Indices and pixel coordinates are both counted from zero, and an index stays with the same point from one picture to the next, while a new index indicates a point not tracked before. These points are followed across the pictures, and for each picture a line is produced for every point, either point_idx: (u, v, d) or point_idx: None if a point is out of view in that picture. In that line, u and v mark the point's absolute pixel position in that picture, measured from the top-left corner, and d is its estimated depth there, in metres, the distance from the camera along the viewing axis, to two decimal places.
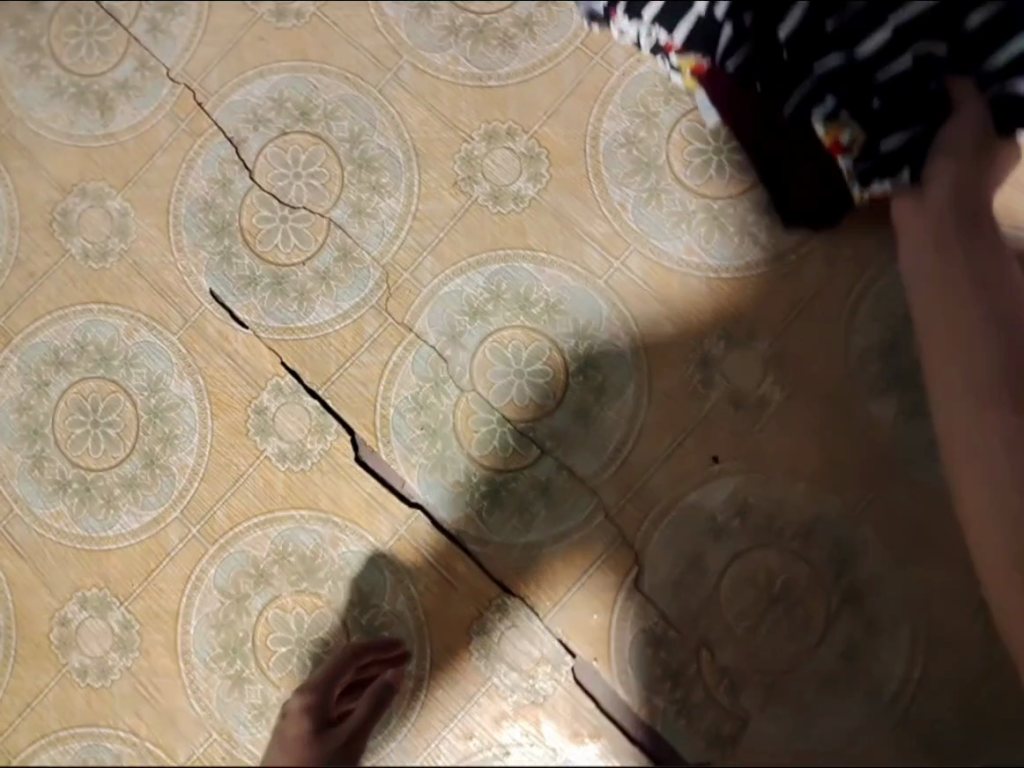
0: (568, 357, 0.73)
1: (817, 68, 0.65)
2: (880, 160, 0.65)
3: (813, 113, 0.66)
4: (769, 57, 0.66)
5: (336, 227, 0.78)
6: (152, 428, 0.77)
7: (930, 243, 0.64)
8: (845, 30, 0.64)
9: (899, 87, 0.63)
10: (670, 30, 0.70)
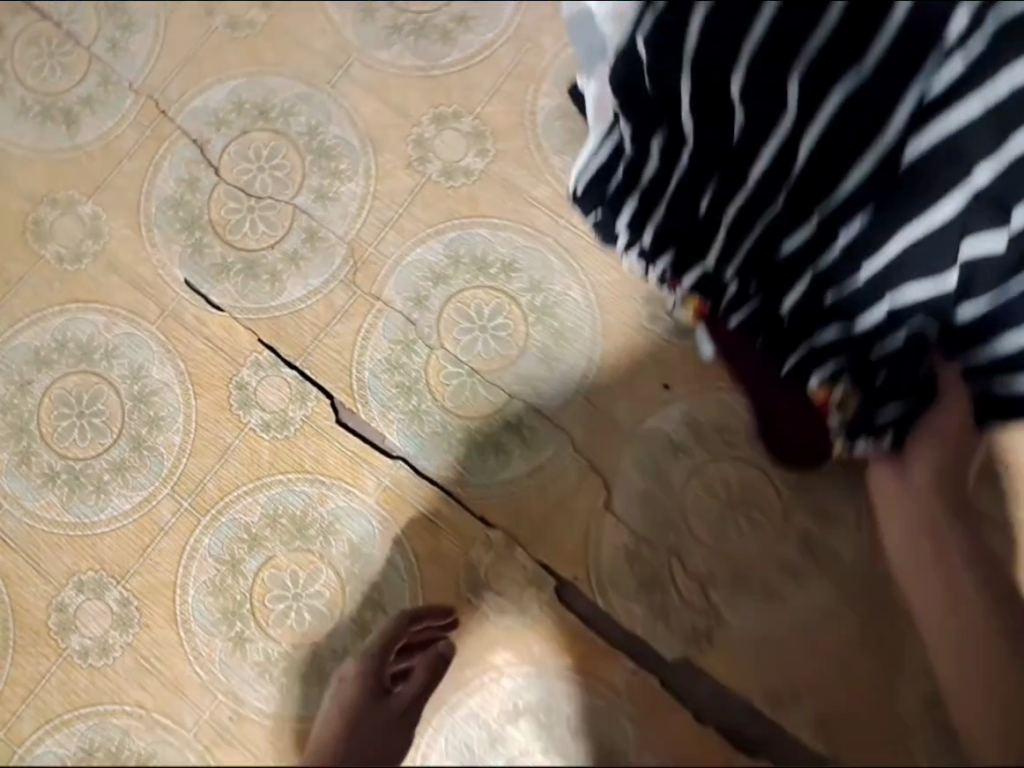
0: (526, 310, 0.80)
1: (813, 348, 0.56)
2: (876, 431, 0.57)
3: (812, 376, 0.57)
4: (764, 334, 0.58)
5: (301, 212, 0.84)
6: (137, 413, 0.80)
7: (918, 527, 0.63)
8: (850, 303, 0.52)
9: (899, 362, 0.53)
10: (676, 274, 0.61)
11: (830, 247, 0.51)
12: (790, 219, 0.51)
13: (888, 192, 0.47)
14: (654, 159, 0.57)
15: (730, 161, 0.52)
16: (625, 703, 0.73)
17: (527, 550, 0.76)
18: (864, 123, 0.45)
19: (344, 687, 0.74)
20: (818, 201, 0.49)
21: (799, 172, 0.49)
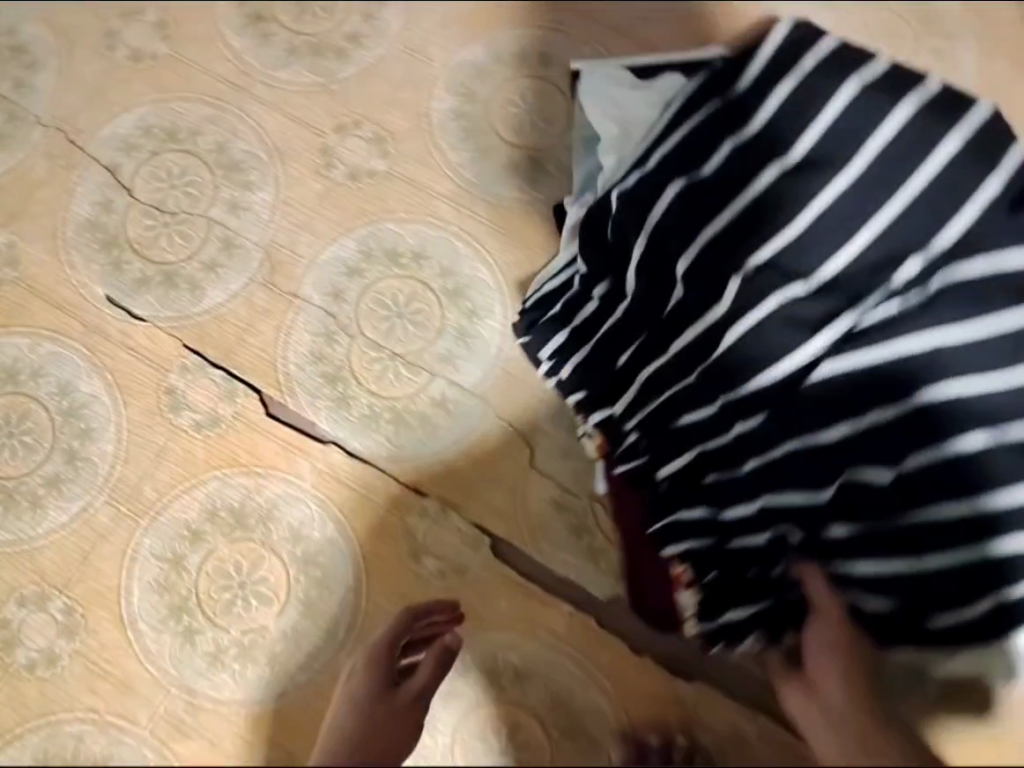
0: (439, 294, 0.86)
1: (678, 516, 0.72)
2: (721, 627, 0.71)
3: (665, 548, 0.73)
4: (648, 490, 0.75)
5: (216, 223, 0.88)
6: (68, 428, 0.82)
7: (831, 656, 0.65)
8: (722, 486, 0.69)
9: (751, 558, 0.69)
10: (587, 411, 0.78)
11: (714, 433, 0.69)
12: (667, 368, 0.71)
13: (762, 365, 0.65)
14: (594, 302, 0.77)
15: (646, 323, 0.73)
16: (564, 643, 0.78)
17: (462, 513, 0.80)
18: (745, 312, 0.65)
19: (353, 687, 0.75)
20: (691, 362, 0.69)
21: (676, 360, 0.70)
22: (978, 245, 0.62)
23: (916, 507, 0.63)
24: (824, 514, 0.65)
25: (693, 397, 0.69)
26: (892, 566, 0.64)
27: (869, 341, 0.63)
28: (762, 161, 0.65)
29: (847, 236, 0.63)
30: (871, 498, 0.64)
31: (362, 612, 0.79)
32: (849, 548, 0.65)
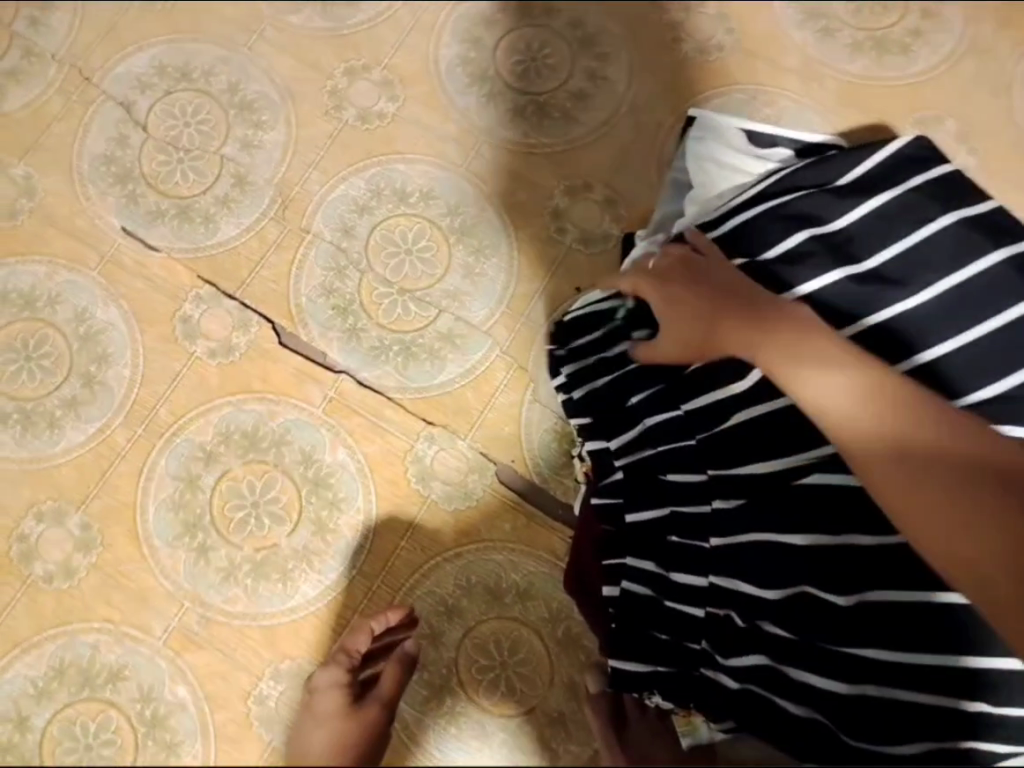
0: (447, 232, 0.89)
1: (630, 560, 0.72)
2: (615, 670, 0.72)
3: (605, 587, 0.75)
4: (613, 531, 0.75)
5: (228, 161, 0.91)
6: (84, 353, 0.86)
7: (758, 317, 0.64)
8: (682, 551, 0.69)
9: (682, 620, 0.69)
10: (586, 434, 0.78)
11: (692, 501, 0.68)
12: (666, 427, 0.70)
13: (766, 438, 0.64)
14: (626, 342, 0.76)
15: (666, 375, 0.71)
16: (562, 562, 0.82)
17: (469, 438, 0.84)
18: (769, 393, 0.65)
19: (316, 715, 0.65)
20: (691, 423, 0.69)
21: (669, 417, 0.70)
22: (1019, 412, 0.64)
23: (874, 640, 0.58)
24: (767, 609, 0.62)
25: (679, 448, 0.69)
26: (831, 682, 0.60)
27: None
28: (835, 262, 0.68)
29: (894, 359, 0.66)
30: (832, 607, 0.60)
31: (374, 531, 0.82)
32: (782, 651, 0.61)
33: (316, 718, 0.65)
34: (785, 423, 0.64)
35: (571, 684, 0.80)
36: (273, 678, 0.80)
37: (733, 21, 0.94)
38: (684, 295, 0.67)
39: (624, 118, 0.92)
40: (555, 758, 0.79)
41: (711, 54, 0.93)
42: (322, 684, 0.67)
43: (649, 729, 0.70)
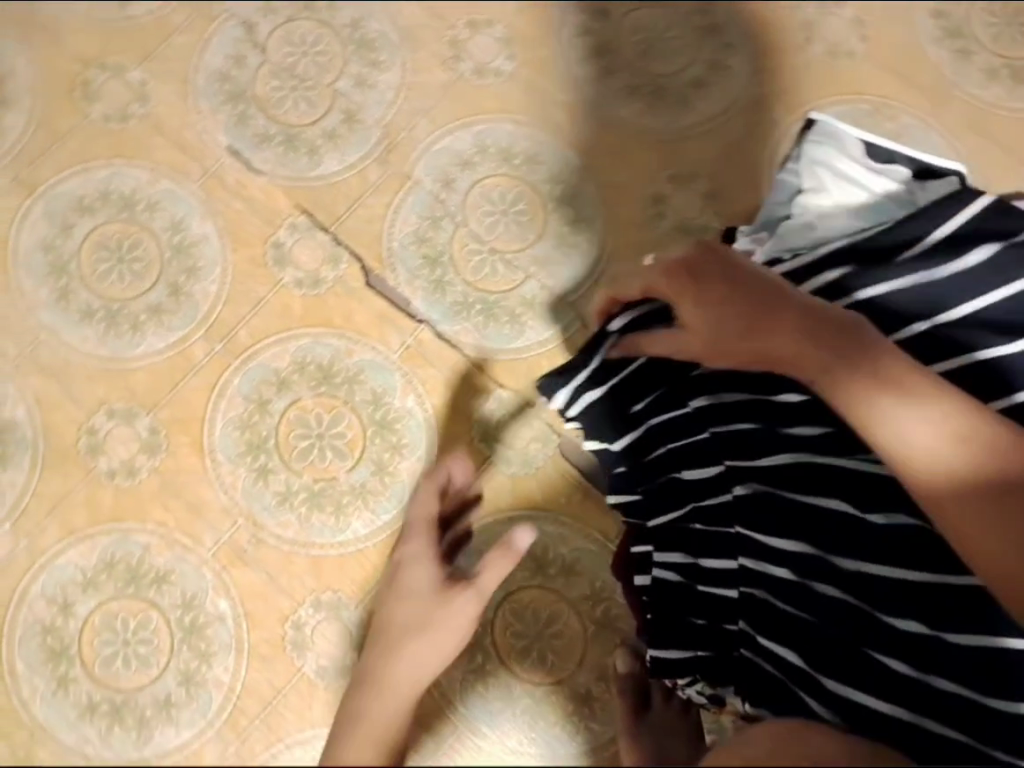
0: (545, 198, 0.89)
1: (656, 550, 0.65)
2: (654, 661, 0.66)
3: (637, 574, 0.70)
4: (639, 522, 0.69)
5: (340, 96, 0.91)
6: (175, 262, 0.87)
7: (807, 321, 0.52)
8: (708, 538, 0.60)
9: (712, 605, 0.61)
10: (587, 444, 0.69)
11: (714, 493, 0.60)
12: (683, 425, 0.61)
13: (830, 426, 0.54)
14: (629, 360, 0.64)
15: (666, 378, 0.63)
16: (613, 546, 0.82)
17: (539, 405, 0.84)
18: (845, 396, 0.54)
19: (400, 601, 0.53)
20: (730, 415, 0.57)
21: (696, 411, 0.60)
22: None
23: (931, 665, 0.49)
24: (804, 615, 0.53)
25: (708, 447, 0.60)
26: (874, 692, 0.50)
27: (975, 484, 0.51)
28: None
29: None
30: (894, 609, 0.50)
31: None
32: (820, 654, 0.52)
33: (404, 599, 0.53)
34: (825, 432, 0.54)
35: (601, 666, 0.80)
36: (312, 606, 0.82)
37: (867, 29, 0.92)
38: (710, 298, 0.55)
39: (741, 109, 0.90)
40: (575, 734, 0.79)
41: (838, 61, 0.91)
42: (408, 559, 0.55)
43: (668, 722, 0.72)
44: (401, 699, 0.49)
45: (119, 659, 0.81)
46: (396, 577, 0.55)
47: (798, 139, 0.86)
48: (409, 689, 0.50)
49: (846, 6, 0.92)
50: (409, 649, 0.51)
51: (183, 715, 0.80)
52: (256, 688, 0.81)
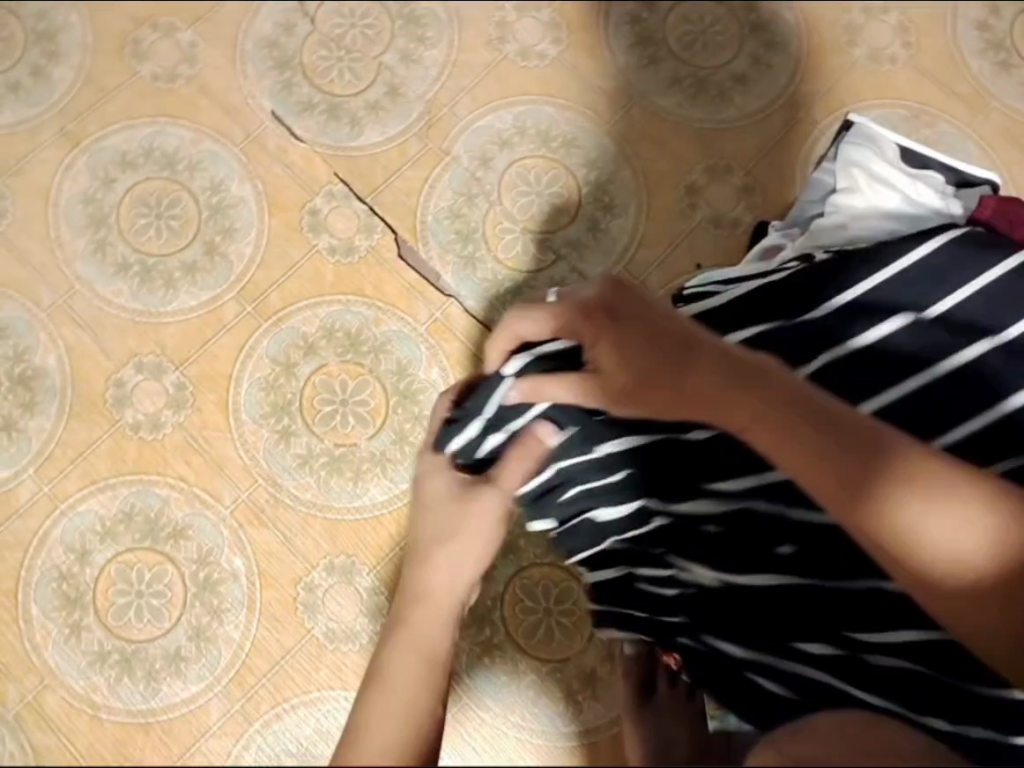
0: (581, 182, 0.89)
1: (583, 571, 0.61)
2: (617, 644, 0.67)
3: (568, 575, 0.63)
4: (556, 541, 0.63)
5: (385, 69, 0.92)
6: (212, 222, 0.88)
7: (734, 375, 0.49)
8: (640, 562, 0.58)
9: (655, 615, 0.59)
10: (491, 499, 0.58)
11: (630, 526, 0.57)
12: (591, 467, 0.55)
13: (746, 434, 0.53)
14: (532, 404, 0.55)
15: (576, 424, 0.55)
16: None
17: None
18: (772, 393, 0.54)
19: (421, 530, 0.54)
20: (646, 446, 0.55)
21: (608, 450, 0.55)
22: None
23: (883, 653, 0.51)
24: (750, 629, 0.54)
25: (635, 474, 0.55)
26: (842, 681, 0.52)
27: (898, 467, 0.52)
28: None
29: None
30: (836, 616, 0.52)
31: None
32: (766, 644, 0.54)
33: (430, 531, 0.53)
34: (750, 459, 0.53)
35: (608, 646, 0.80)
36: (325, 569, 0.82)
37: (913, 35, 0.92)
38: (630, 343, 0.51)
39: (782, 107, 0.91)
40: (576, 713, 0.80)
41: (882, 65, 0.91)
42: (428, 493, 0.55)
43: (672, 707, 0.72)
44: (443, 610, 0.52)
45: (132, 610, 0.82)
46: (418, 503, 0.55)
47: (835, 139, 0.86)
48: (448, 598, 0.52)
49: (893, 11, 0.93)
50: (441, 566, 0.52)
51: (191, 669, 0.81)
52: (265, 647, 0.81)
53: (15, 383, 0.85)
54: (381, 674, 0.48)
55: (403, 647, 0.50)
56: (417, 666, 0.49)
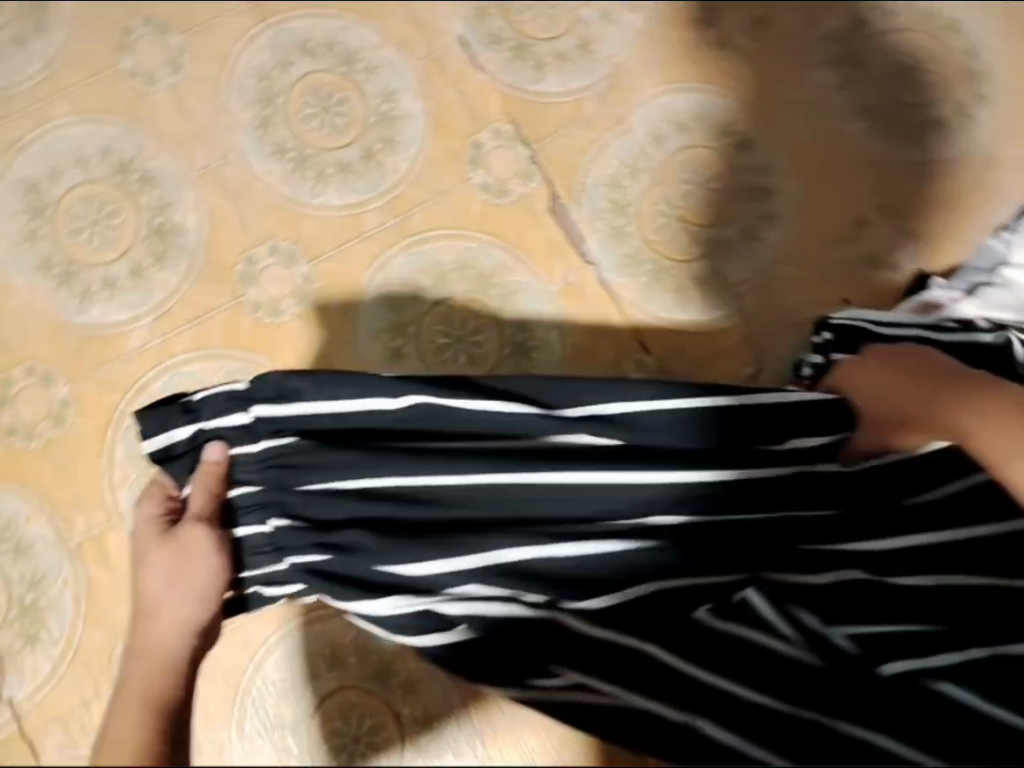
0: (747, 185, 0.87)
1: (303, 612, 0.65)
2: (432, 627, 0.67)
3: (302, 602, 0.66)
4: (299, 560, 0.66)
5: (581, 22, 0.91)
6: (376, 129, 0.88)
7: (888, 359, 0.67)
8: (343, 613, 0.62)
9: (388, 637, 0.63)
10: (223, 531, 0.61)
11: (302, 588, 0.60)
12: (260, 550, 0.59)
13: (402, 537, 0.56)
14: (240, 416, 0.58)
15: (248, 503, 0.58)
16: None
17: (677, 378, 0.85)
18: (439, 501, 0.58)
19: (147, 595, 0.56)
20: (304, 541, 0.57)
21: (275, 535, 0.58)
22: None
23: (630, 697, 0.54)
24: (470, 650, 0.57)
25: (298, 560, 0.58)
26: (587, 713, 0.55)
27: (567, 575, 0.57)
28: None
29: None
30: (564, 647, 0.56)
31: None
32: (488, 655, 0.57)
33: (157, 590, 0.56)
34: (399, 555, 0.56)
35: None
36: None
37: None
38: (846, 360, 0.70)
39: (969, 164, 0.88)
40: None
41: None
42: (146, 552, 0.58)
43: None
44: (165, 648, 0.54)
45: None
46: (140, 567, 0.58)
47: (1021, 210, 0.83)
48: (176, 647, 0.54)
49: None
50: (161, 624, 0.55)
51: None
52: None
53: (152, 234, 0.86)
54: (105, 739, 0.48)
55: (126, 696, 0.51)
56: (142, 709, 0.50)
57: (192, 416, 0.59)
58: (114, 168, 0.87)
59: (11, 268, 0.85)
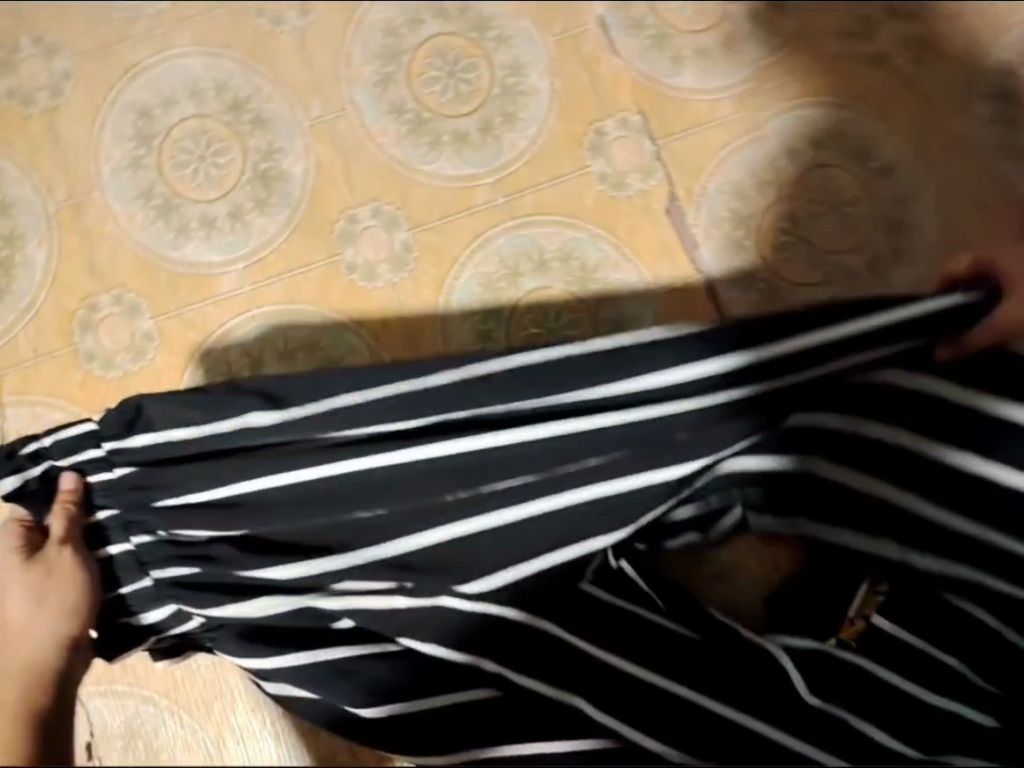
0: (878, 214, 0.82)
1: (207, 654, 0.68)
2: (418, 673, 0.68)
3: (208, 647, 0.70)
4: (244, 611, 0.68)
5: (727, 20, 0.86)
6: (498, 101, 0.85)
7: None
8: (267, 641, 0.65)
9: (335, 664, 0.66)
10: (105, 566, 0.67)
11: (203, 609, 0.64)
12: (125, 568, 0.65)
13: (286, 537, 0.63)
14: (93, 451, 0.64)
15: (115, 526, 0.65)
16: (774, 574, 0.81)
17: None
18: (348, 481, 0.62)
19: (20, 623, 0.62)
20: (166, 555, 0.63)
21: (138, 552, 0.64)
22: None
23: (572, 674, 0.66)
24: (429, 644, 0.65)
25: (183, 553, 0.63)
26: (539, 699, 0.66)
27: (490, 545, 0.66)
28: None
29: None
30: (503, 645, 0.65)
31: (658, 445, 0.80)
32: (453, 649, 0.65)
33: (25, 621, 0.62)
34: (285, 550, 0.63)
35: None
36: None
37: None
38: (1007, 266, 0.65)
39: None
40: None
41: None
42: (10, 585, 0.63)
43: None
44: (43, 664, 0.60)
45: None
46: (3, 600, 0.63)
47: None
48: (49, 661, 0.60)
49: None
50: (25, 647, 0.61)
51: None
52: None
53: (256, 177, 0.84)
54: None
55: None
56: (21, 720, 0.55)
57: (42, 460, 0.64)
58: (228, 105, 0.84)
59: (112, 193, 0.83)
